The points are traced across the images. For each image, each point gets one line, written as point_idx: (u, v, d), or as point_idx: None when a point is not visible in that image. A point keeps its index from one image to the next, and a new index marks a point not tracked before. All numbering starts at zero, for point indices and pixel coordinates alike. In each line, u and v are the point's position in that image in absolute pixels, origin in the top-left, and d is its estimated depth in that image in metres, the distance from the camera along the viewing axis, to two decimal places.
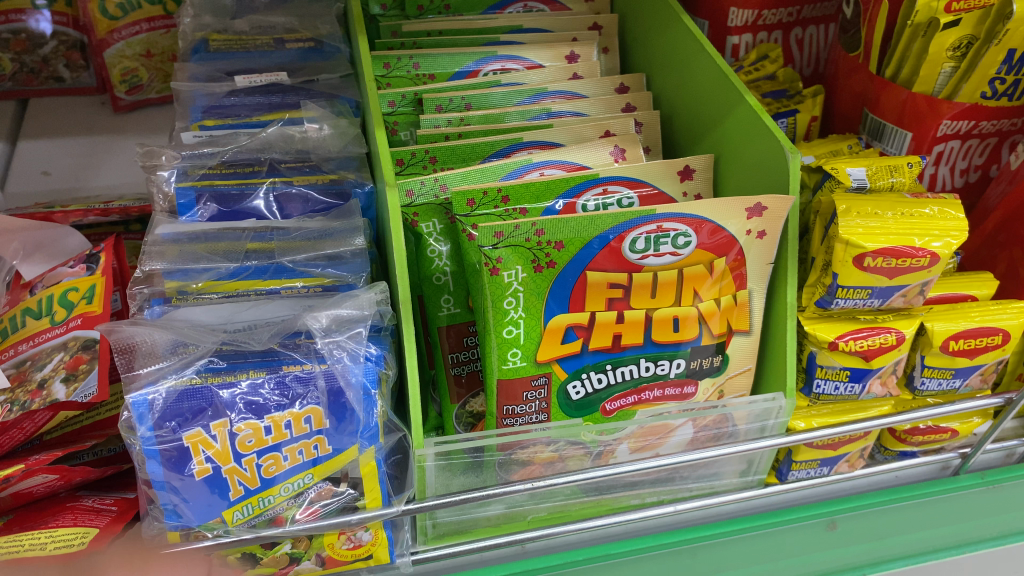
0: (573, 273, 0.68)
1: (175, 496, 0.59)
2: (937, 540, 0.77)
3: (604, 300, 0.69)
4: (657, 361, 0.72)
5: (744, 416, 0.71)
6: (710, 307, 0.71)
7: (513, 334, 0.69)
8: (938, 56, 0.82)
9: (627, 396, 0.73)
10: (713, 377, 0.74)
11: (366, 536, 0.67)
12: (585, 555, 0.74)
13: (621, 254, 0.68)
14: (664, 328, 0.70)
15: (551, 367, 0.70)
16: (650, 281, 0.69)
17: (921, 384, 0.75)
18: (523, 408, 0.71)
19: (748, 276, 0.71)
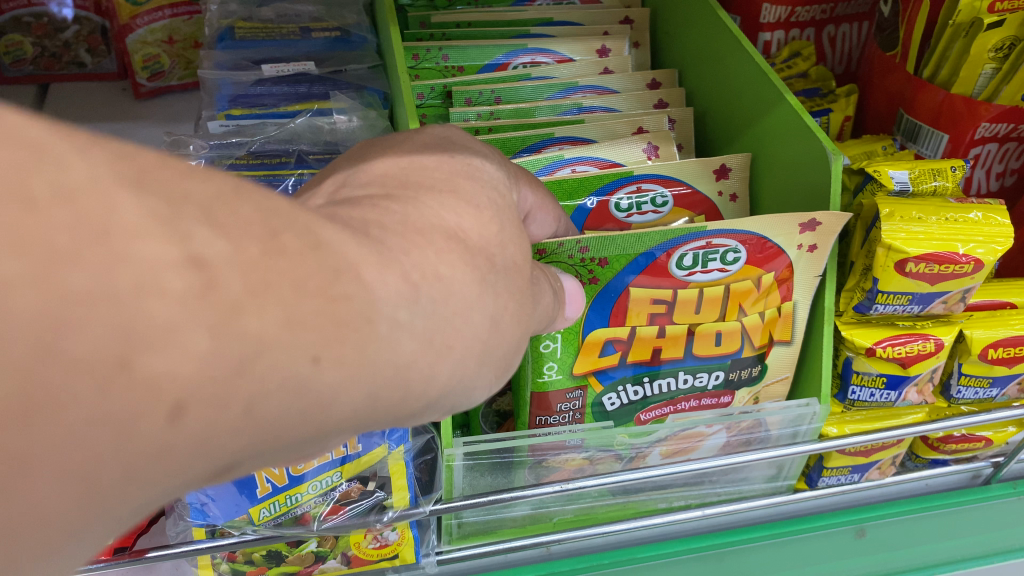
0: (616, 288, 0.67)
1: (203, 495, 0.58)
2: (964, 549, 0.77)
3: (646, 315, 0.68)
4: (697, 374, 0.71)
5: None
6: (756, 321, 0.70)
7: (550, 349, 0.67)
8: (979, 57, 0.80)
9: (662, 407, 0.72)
10: (752, 387, 0.73)
11: (393, 535, 0.66)
12: (610, 558, 0.73)
13: (665, 270, 0.67)
14: (706, 342, 0.70)
15: (588, 380, 0.69)
16: (695, 296, 0.68)
17: (957, 392, 0.73)
18: (556, 419, 0.71)
19: (794, 290, 0.70)
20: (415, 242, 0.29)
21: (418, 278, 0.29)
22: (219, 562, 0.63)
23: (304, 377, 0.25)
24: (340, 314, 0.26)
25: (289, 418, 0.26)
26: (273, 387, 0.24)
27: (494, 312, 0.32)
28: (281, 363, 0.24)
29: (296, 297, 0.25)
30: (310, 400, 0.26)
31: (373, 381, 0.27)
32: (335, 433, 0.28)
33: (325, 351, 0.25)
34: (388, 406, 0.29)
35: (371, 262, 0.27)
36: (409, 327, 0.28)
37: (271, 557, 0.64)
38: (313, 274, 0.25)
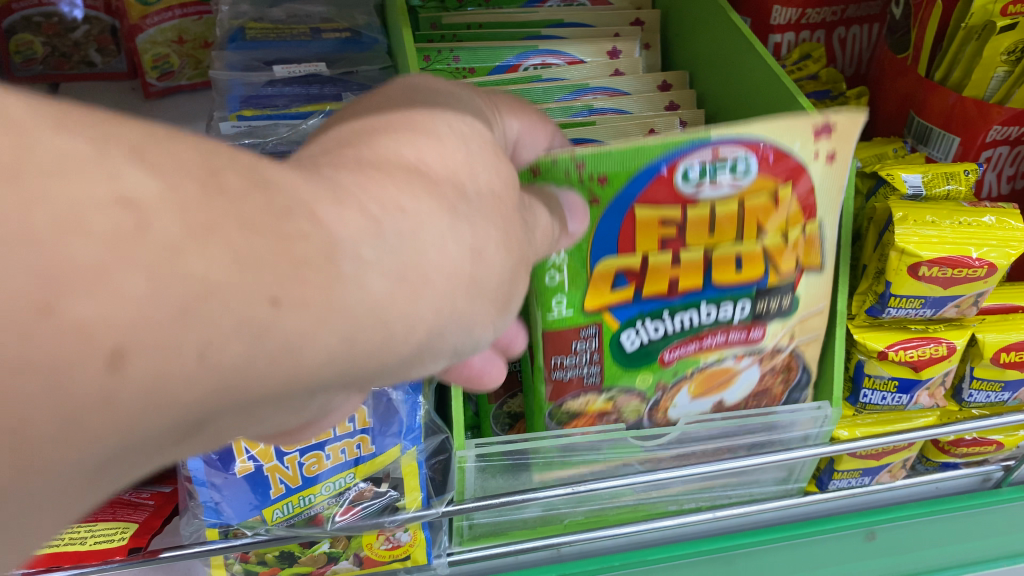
0: (619, 212, 0.60)
1: (216, 493, 0.58)
2: (976, 551, 0.76)
3: (657, 240, 0.62)
4: (719, 306, 0.66)
5: (800, 364, 0.72)
6: (777, 244, 0.65)
7: (556, 282, 0.62)
8: (991, 60, 0.80)
9: (686, 345, 0.68)
10: (781, 323, 0.69)
11: (405, 536, 0.66)
12: (620, 559, 0.73)
13: (674, 187, 0.60)
14: (726, 268, 0.64)
15: (602, 317, 0.64)
16: (707, 216, 0.62)
17: (969, 396, 0.73)
18: (572, 361, 0.66)
19: (818, 207, 0.66)
20: (370, 178, 0.28)
21: (381, 213, 0.28)
22: (233, 562, 0.63)
23: (263, 321, 0.24)
24: (297, 252, 0.24)
25: (256, 364, 0.25)
26: (229, 330, 0.23)
27: (474, 242, 0.31)
28: (231, 307, 0.23)
29: (243, 234, 0.23)
30: (274, 345, 0.25)
31: (344, 325, 0.26)
32: (312, 385, 0.27)
33: (285, 292, 0.24)
34: (365, 350, 0.28)
35: (328, 202, 0.26)
36: (377, 266, 0.27)
37: (284, 557, 0.64)
38: (259, 209, 0.24)
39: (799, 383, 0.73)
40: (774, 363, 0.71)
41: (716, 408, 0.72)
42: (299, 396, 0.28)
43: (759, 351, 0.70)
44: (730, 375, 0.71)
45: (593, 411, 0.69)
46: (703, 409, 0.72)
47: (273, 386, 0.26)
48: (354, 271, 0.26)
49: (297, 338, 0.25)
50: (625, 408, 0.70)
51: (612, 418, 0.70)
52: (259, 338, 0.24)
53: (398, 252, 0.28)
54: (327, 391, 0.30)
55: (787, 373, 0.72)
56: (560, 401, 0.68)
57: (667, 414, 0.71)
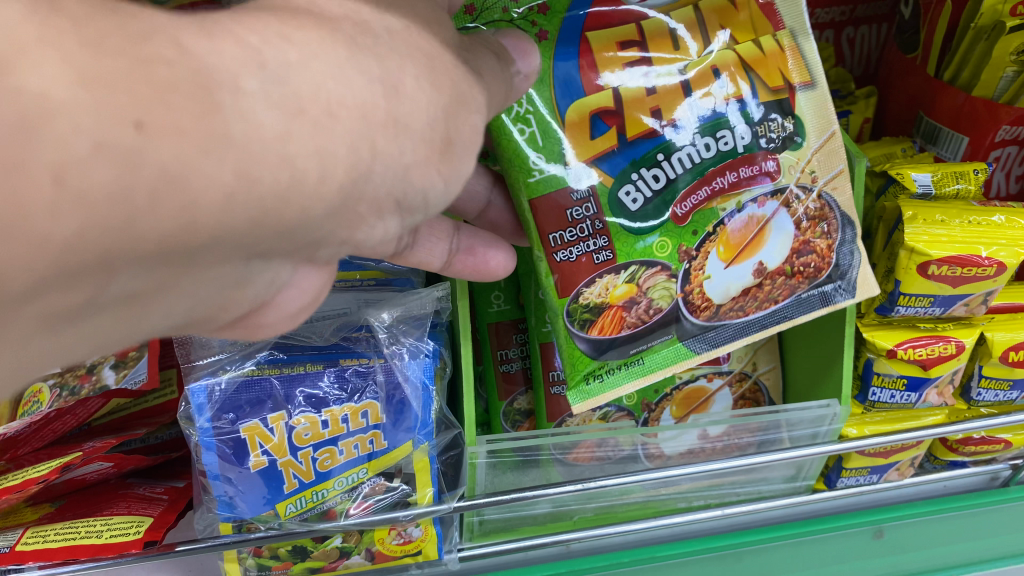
0: (572, 43, 0.61)
1: (230, 486, 0.59)
2: (978, 551, 0.78)
3: (622, 68, 0.61)
4: (716, 134, 0.63)
5: (838, 218, 0.66)
6: (753, 53, 0.62)
7: (526, 134, 0.61)
8: (1001, 59, 0.79)
9: (698, 190, 0.63)
10: (794, 152, 0.64)
11: (416, 531, 0.66)
12: (631, 556, 0.73)
13: (620, 2, 0.61)
14: (705, 84, 0.62)
15: (591, 173, 0.62)
16: (663, 27, 0.62)
17: (977, 395, 0.74)
18: (573, 234, 0.63)
19: (782, 17, 0.63)
20: (249, 19, 0.29)
21: (261, 43, 0.28)
22: (245, 557, 0.64)
23: (132, 145, 0.25)
24: (160, 76, 0.25)
25: (140, 195, 0.25)
26: (87, 154, 0.24)
27: (384, 74, 0.32)
28: (83, 126, 0.24)
29: (89, 53, 0.24)
30: (152, 173, 0.25)
31: (235, 157, 0.27)
32: (214, 231, 0.28)
33: (149, 117, 0.25)
34: (269, 189, 0.28)
35: (196, 35, 0.27)
36: (263, 98, 0.28)
37: (296, 552, 0.64)
38: (111, 32, 0.25)
39: (842, 241, 0.67)
40: (805, 212, 0.65)
41: (757, 273, 0.66)
42: (208, 250, 0.29)
43: (778, 190, 0.64)
44: (761, 222, 0.65)
45: (618, 300, 0.65)
46: (743, 280, 0.66)
47: (169, 225, 0.27)
48: (234, 103, 0.27)
49: (180, 167, 0.26)
50: (652, 287, 0.65)
51: (644, 307, 0.65)
52: (135, 165, 0.25)
53: (282, 84, 0.28)
54: (237, 251, 0.31)
55: (827, 227, 0.66)
56: (574, 293, 0.64)
57: (703, 295, 0.66)
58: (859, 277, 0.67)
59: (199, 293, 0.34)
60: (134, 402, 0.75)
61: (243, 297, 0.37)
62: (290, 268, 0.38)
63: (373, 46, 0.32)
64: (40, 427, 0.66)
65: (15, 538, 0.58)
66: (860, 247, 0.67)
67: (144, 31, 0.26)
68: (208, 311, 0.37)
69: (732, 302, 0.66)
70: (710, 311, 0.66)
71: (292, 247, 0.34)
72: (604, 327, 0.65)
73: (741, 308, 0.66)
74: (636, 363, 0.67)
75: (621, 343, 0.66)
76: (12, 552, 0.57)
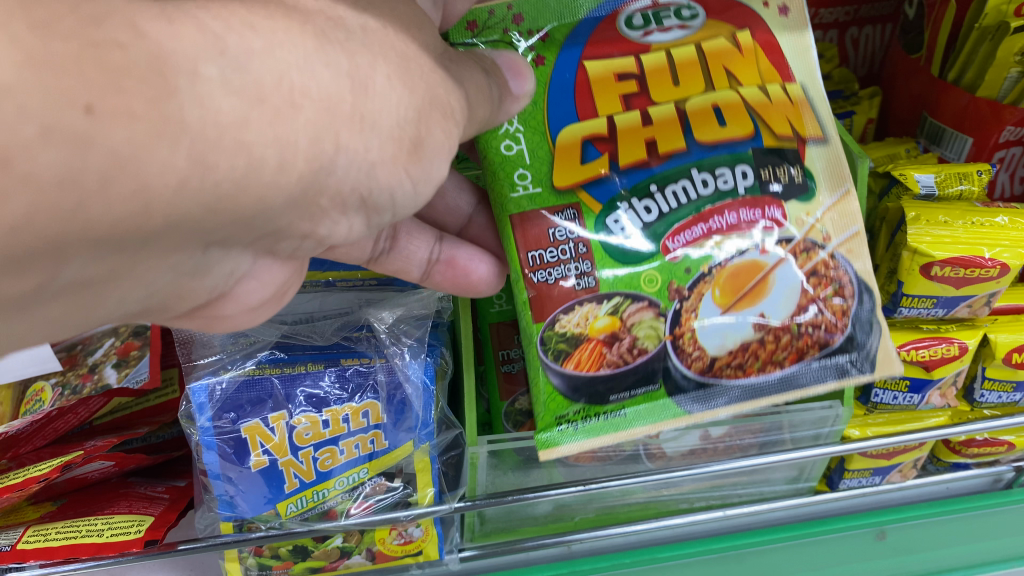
0: (569, 69, 0.63)
1: (230, 486, 0.59)
2: (990, 551, 0.76)
3: (619, 97, 0.63)
4: (715, 171, 0.63)
5: (854, 284, 0.64)
6: (758, 98, 0.64)
7: (514, 151, 0.62)
8: (1005, 60, 0.79)
9: (693, 227, 0.63)
10: (803, 203, 0.64)
11: (417, 531, 0.66)
12: (633, 556, 0.73)
13: (621, 35, 0.64)
14: (705, 121, 0.63)
15: (577, 196, 0.62)
16: (665, 62, 0.63)
17: (980, 397, 0.73)
18: (554, 255, 0.62)
19: (792, 71, 0.66)
20: (217, 5, 0.33)
21: (222, 31, 0.32)
22: (246, 556, 0.64)
23: (81, 127, 0.28)
24: (114, 59, 0.29)
25: (89, 174, 0.29)
26: (35, 137, 0.28)
27: (350, 71, 0.37)
28: (31, 110, 0.27)
29: (43, 38, 0.28)
30: (103, 153, 0.29)
31: (187, 140, 0.31)
32: (167, 209, 0.33)
33: (98, 102, 0.29)
34: (222, 171, 0.33)
35: (156, 20, 0.31)
36: (220, 83, 0.32)
37: (297, 552, 0.64)
38: (69, 16, 0.29)
39: (861, 309, 0.65)
40: (815, 265, 0.64)
41: (759, 327, 0.63)
42: (163, 227, 0.34)
43: (785, 239, 0.63)
44: (763, 271, 0.63)
45: (598, 333, 0.62)
46: (742, 333, 0.63)
47: (120, 202, 0.31)
48: (189, 86, 0.31)
49: (129, 148, 0.30)
50: (637, 323, 0.62)
51: (627, 344, 0.62)
52: (84, 144, 0.29)
53: (241, 70, 0.33)
54: (188, 234, 0.36)
55: (842, 291, 0.64)
56: (550, 319, 0.62)
57: (696, 343, 0.62)
58: (881, 354, 0.64)
59: (152, 282, 0.40)
60: (136, 401, 0.75)
61: (203, 288, 0.46)
62: (248, 261, 0.47)
63: (339, 41, 0.37)
64: (42, 425, 0.66)
65: (15, 537, 0.58)
66: (881, 316, 0.65)
67: (103, 15, 0.30)
68: (179, 282, 0.43)
69: (729, 356, 0.62)
70: (705, 363, 0.62)
71: (257, 226, 0.40)
72: (581, 362, 0.62)
73: (739, 365, 0.63)
74: (615, 415, 0.62)
75: (598, 383, 0.62)
76: (12, 550, 0.57)
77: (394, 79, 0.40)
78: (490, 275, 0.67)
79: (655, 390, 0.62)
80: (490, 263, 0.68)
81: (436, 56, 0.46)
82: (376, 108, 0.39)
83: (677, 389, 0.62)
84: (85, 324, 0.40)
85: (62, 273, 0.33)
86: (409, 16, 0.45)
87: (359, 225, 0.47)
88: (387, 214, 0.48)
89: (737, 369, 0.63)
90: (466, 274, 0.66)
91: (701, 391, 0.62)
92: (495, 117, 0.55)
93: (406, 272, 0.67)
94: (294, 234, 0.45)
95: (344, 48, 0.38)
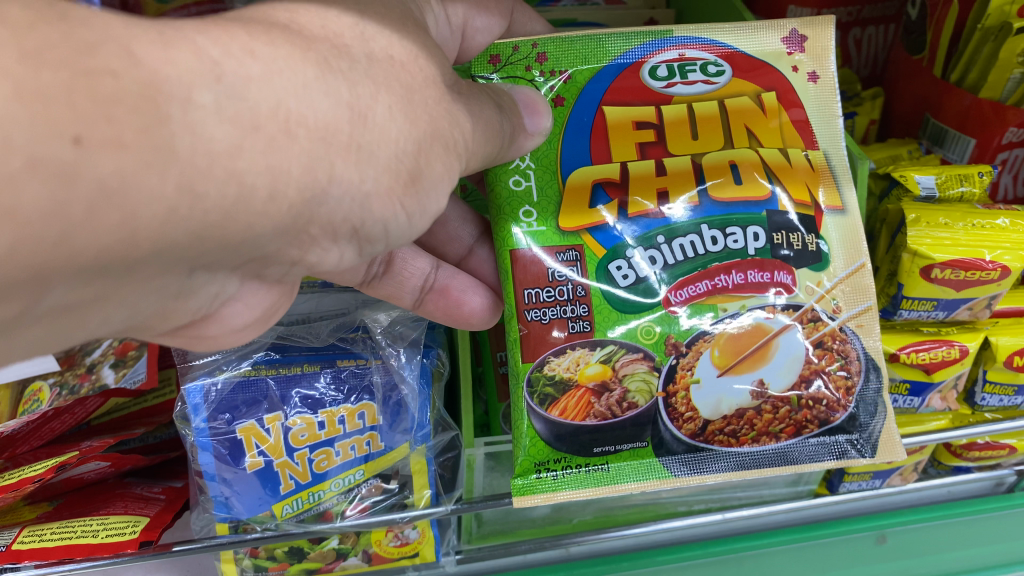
0: (587, 112, 0.63)
1: (226, 488, 0.59)
2: (998, 554, 0.75)
3: (634, 144, 0.63)
4: (725, 229, 0.63)
5: (862, 361, 0.64)
6: (777, 159, 0.64)
7: (522, 187, 0.63)
8: (1008, 61, 0.78)
9: (697, 282, 0.63)
10: (815, 272, 0.63)
11: (413, 533, 0.66)
12: (630, 559, 0.73)
13: (644, 86, 0.63)
14: (722, 180, 0.63)
15: (581, 238, 0.63)
16: (685, 115, 0.63)
17: (981, 400, 0.72)
18: (550, 295, 0.62)
19: (817, 137, 0.65)
20: (217, 31, 0.34)
21: (214, 59, 0.33)
22: (242, 558, 0.64)
23: (70, 158, 0.28)
24: (106, 87, 0.29)
25: (74, 206, 0.30)
26: (21, 169, 0.28)
27: (350, 99, 0.38)
28: (19, 144, 0.27)
29: (34, 68, 0.28)
30: (90, 185, 0.29)
31: (177, 169, 0.32)
32: (155, 238, 0.33)
33: (86, 133, 0.29)
34: (213, 198, 0.33)
35: (152, 45, 0.32)
36: (213, 110, 0.33)
37: (293, 553, 0.64)
38: (61, 43, 0.29)
39: (866, 389, 0.64)
40: (821, 336, 0.63)
41: (757, 394, 0.62)
42: (149, 255, 0.34)
43: (792, 305, 0.63)
44: (767, 336, 0.63)
45: (588, 380, 0.62)
46: (739, 398, 0.62)
47: (106, 232, 0.31)
48: (182, 114, 0.32)
49: (118, 179, 0.30)
50: (629, 375, 0.62)
51: (617, 397, 0.62)
52: (70, 176, 0.29)
53: (236, 97, 0.33)
54: (174, 260, 0.36)
55: (847, 367, 0.64)
56: (541, 360, 0.62)
57: (690, 403, 0.62)
58: (882, 437, 0.63)
59: (137, 303, 0.40)
60: (134, 401, 0.75)
61: (188, 309, 0.46)
62: (234, 284, 0.47)
63: (336, 68, 0.38)
64: (37, 426, 0.66)
65: (11, 537, 0.58)
66: (887, 400, 0.65)
67: (96, 42, 0.30)
68: (164, 303, 0.43)
69: (723, 421, 0.62)
70: (696, 425, 0.62)
71: (243, 252, 0.40)
72: (567, 410, 0.61)
73: (731, 432, 0.62)
74: (598, 469, 0.61)
75: (583, 433, 0.61)
76: (8, 551, 0.57)
77: (395, 109, 0.41)
78: (484, 309, 0.67)
79: (643, 447, 0.62)
80: (484, 297, 0.68)
81: (445, 89, 0.46)
82: (374, 138, 0.40)
83: (667, 451, 0.62)
84: (77, 339, 0.40)
85: (44, 299, 0.33)
86: (415, 41, 0.46)
87: (351, 254, 0.47)
88: (381, 243, 0.48)
89: (730, 436, 0.62)
90: (458, 305, 0.66)
91: (690, 455, 0.62)
92: (506, 151, 0.56)
93: (398, 298, 0.67)
94: (283, 260, 0.44)
95: (346, 77, 0.39)
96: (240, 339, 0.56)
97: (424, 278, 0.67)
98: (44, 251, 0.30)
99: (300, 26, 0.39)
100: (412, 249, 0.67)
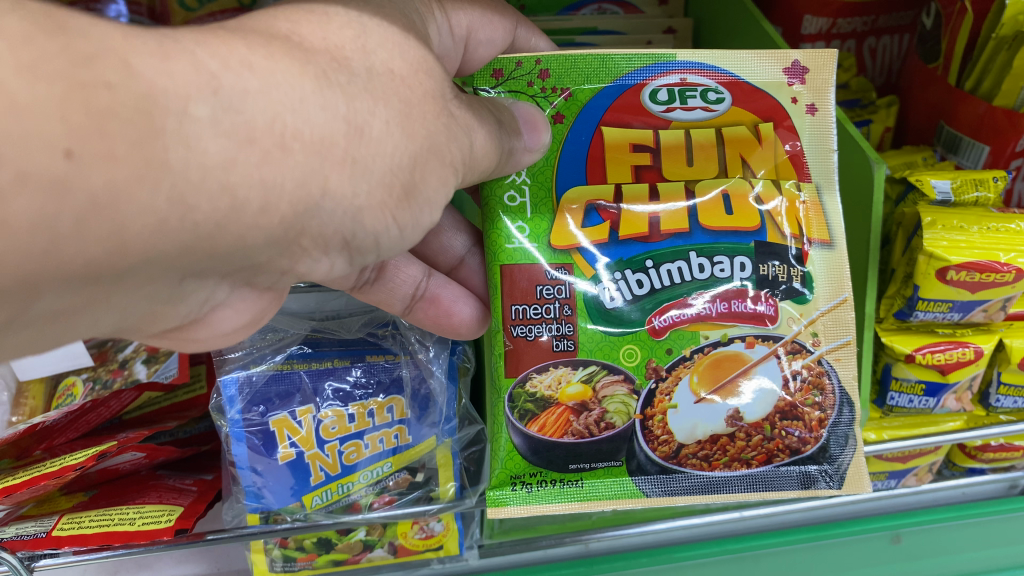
0: (585, 132, 0.65)
1: (258, 477, 0.61)
2: (1011, 556, 0.76)
3: (630, 167, 0.65)
4: (713, 258, 0.64)
5: (835, 395, 0.65)
6: (769, 191, 0.65)
7: (516, 203, 0.65)
8: (1021, 71, 0.79)
9: (681, 308, 0.64)
10: (799, 304, 0.65)
11: (438, 526, 0.68)
12: (650, 555, 0.74)
13: (642, 107, 0.64)
14: (715, 209, 0.64)
15: (571, 257, 0.64)
16: (682, 141, 0.64)
17: (996, 401, 0.73)
18: (536, 311, 0.64)
19: (811, 169, 0.67)
20: (216, 44, 0.36)
21: (207, 74, 0.35)
22: (272, 547, 0.65)
23: (61, 171, 0.30)
24: (102, 100, 0.31)
25: (65, 217, 0.31)
26: (12, 182, 0.29)
27: (347, 114, 0.40)
28: (11, 158, 0.29)
29: (31, 80, 0.30)
30: (80, 197, 0.31)
31: (169, 182, 0.34)
32: (144, 248, 0.35)
33: (78, 147, 0.30)
34: (200, 208, 0.35)
35: (149, 56, 0.33)
36: (209, 123, 0.34)
37: (321, 544, 0.66)
38: (58, 57, 0.31)
39: (840, 421, 0.66)
40: (800, 368, 0.65)
41: (732, 422, 0.64)
42: (139, 265, 0.36)
43: (773, 338, 0.65)
44: (745, 365, 0.64)
45: (568, 399, 0.64)
46: (714, 424, 0.64)
47: (96, 242, 0.33)
48: (177, 126, 0.33)
49: (109, 192, 0.32)
50: (608, 396, 0.64)
51: (595, 416, 0.64)
52: (61, 190, 0.31)
53: (231, 110, 0.35)
54: (164, 268, 0.38)
55: (822, 400, 0.65)
56: (522, 376, 0.64)
57: (666, 427, 0.64)
58: (851, 471, 0.65)
59: (128, 308, 0.42)
60: (164, 396, 0.77)
61: (178, 313, 0.48)
62: (224, 291, 0.49)
63: (333, 82, 0.40)
64: (75, 417, 0.69)
65: (51, 524, 0.60)
66: (857, 433, 0.66)
67: (93, 55, 0.32)
68: (155, 308, 0.45)
69: (697, 446, 0.64)
70: (670, 448, 0.64)
71: (234, 261, 0.42)
72: (545, 426, 0.64)
73: (704, 457, 0.64)
74: (573, 484, 0.64)
75: (558, 449, 0.64)
76: (48, 536, 0.59)
77: (394, 123, 0.43)
78: (472, 320, 0.68)
79: (618, 466, 0.64)
80: (474, 307, 0.68)
81: (446, 104, 0.48)
82: (371, 152, 0.42)
83: (641, 470, 0.64)
84: (75, 336, 0.41)
85: (35, 305, 0.35)
86: (421, 53, 0.47)
87: (342, 263, 0.49)
88: (371, 254, 0.49)
89: (703, 461, 0.64)
90: (448, 315, 0.66)
91: (663, 475, 0.64)
92: (505, 165, 0.58)
93: (387, 305, 0.67)
94: (274, 270, 0.46)
95: (345, 91, 0.40)
96: (231, 340, 0.58)
97: (415, 287, 0.67)
98: (35, 257, 0.32)
99: (301, 38, 0.40)
100: (404, 257, 0.67)
